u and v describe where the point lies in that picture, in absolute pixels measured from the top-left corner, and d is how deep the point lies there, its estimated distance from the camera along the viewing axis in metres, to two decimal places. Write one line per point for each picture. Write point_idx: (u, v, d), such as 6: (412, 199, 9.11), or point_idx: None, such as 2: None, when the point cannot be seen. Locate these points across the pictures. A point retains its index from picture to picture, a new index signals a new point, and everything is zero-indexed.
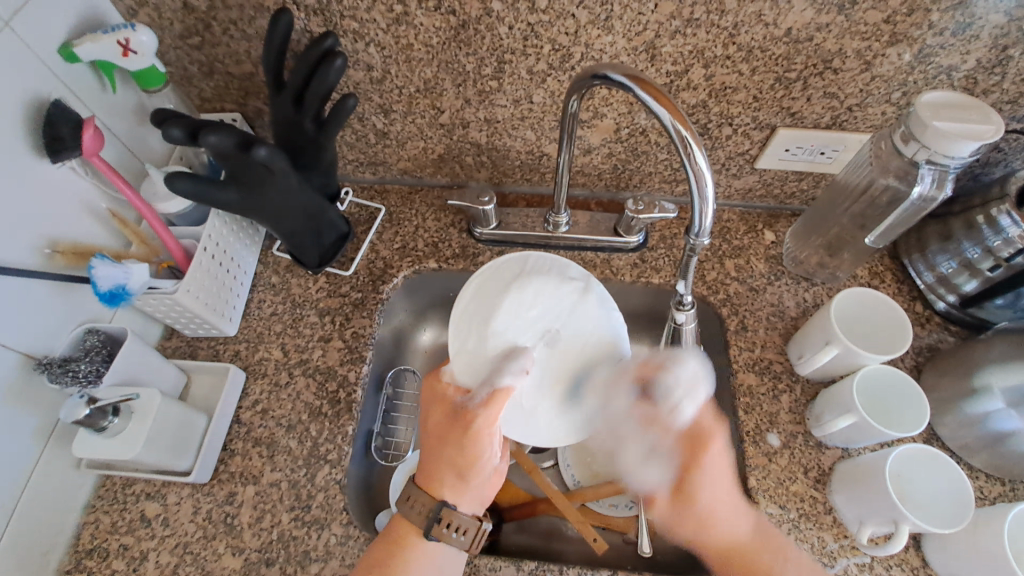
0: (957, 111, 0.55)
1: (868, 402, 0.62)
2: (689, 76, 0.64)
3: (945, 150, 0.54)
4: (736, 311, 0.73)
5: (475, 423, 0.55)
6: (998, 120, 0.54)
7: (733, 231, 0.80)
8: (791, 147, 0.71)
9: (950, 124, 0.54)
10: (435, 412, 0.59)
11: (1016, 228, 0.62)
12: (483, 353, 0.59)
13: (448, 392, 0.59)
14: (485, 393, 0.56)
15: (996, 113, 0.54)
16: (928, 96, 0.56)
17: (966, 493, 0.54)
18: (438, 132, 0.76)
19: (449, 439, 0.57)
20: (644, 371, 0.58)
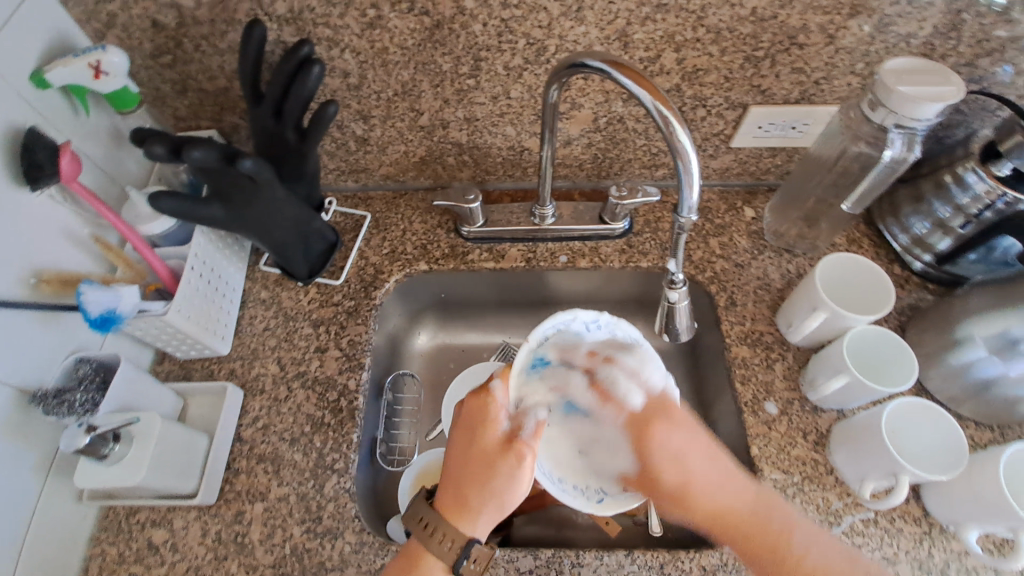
0: (919, 75, 0.57)
1: (858, 363, 0.64)
2: (662, 61, 0.66)
3: (911, 113, 0.56)
4: (725, 287, 0.75)
5: (528, 455, 0.58)
6: (959, 81, 0.56)
7: (714, 210, 0.82)
8: (763, 124, 0.73)
9: (912, 87, 0.55)
10: (483, 438, 0.59)
11: (981, 183, 0.64)
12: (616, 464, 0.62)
13: (494, 417, 0.59)
14: (534, 424, 0.59)
15: (956, 74, 0.56)
16: (892, 63, 0.58)
17: (957, 435, 0.57)
18: (419, 135, 0.77)
19: (497, 462, 0.57)
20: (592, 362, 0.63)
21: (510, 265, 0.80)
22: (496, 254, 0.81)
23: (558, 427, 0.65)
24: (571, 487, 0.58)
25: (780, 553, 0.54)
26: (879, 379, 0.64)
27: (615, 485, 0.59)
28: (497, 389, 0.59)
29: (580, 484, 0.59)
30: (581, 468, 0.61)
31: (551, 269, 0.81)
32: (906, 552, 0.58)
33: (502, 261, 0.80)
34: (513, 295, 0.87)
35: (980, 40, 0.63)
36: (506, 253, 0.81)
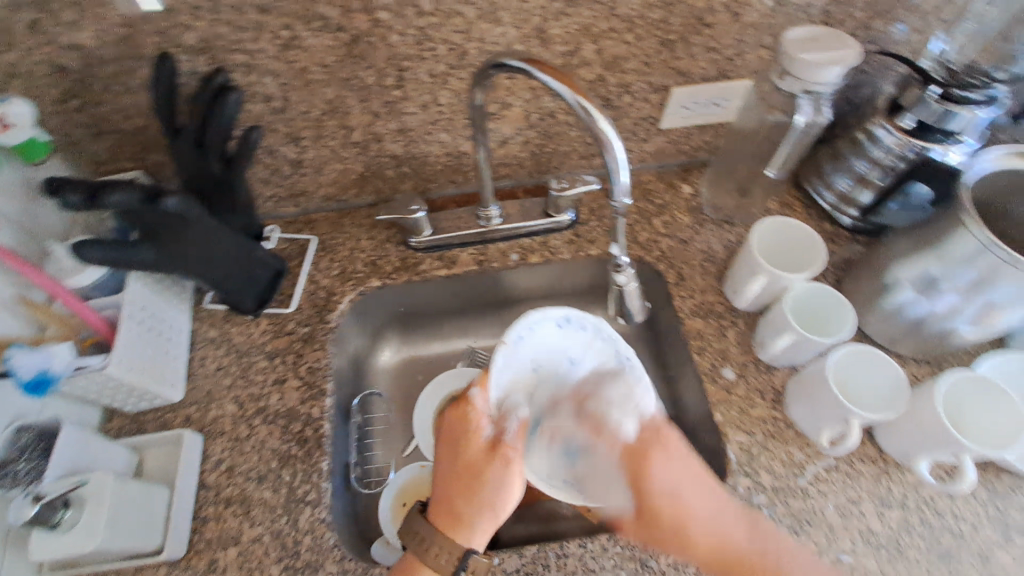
0: (819, 42, 0.59)
1: (802, 319, 0.67)
2: (581, 53, 0.67)
3: (816, 79, 0.59)
4: (672, 264, 0.78)
5: (514, 456, 0.60)
6: (853, 44, 0.59)
7: (653, 191, 0.85)
8: (686, 103, 0.76)
9: (814, 53, 0.58)
10: (467, 448, 0.60)
11: (892, 137, 0.69)
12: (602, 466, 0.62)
13: (476, 425, 0.61)
14: (515, 425, 0.61)
15: (851, 37, 0.60)
16: (791, 33, 0.60)
17: (898, 373, 0.59)
18: (354, 151, 0.76)
19: (484, 470, 0.59)
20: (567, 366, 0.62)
21: (463, 270, 0.80)
22: (447, 261, 0.81)
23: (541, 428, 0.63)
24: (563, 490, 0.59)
25: None
26: (823, 331, 0.67)
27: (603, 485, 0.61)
28: (476, 397, 0.60)
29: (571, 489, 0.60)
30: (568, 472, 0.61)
31: (505, 269, 0.81)
32: (868, 490, 0.61)
33: (454, 267, 0.80)
34: (472, 300, 0.88)
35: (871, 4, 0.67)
36: (457, 258, 0.81)
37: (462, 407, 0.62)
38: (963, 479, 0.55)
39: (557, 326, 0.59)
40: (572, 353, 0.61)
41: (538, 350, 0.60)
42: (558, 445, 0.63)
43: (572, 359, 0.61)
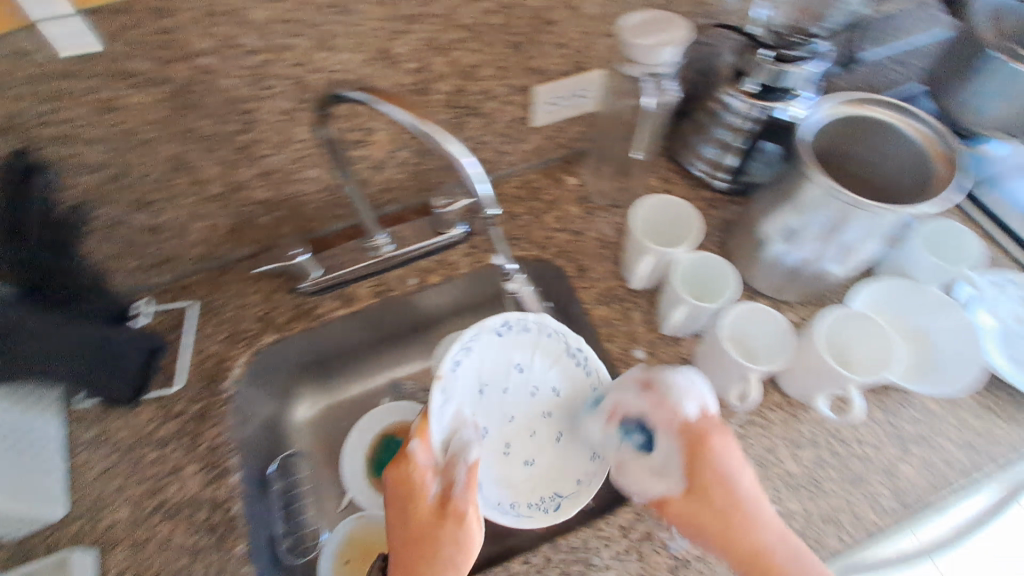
0: (651, 26, 0.62)
1: (691, 287, 0.69)
2: (432, 67, 0.66)
3: (654, 61, 0.61)
4: (569, 258, 0.78)
5: (464, 505, 0.57)
6: (685, 24, 0.62)
7: (540, 188, 0.86)
8: (551, 99, 0.77)
9: (648, 37, 0.60)
10: (416, 507, 0.57)
11: (740, 104, 0.73)
12: (562, 466, 0.67)
13: (421, 480, 0.58)
14: (462, 471, 0.59)
15: (680, 18, 0.62)
16: (626, 18, 0.62)
17: (777, 319, 0.64)
18: (217, 205, 0.71)
19: (438, 531, 0.55)
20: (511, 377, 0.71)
21: (365, 304, 0.77)
22: (346, 299, 0.77)
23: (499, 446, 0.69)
24: (526, 507, 0.64)
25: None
26: (710, 296, 0.69)
27: (567, 485, 0.65)
28: (417, 450, 0.59)
29: (531, 500, 0.64)
30: (530, 480, 0.67)
31: (408, 295, 0.79)
32: (781, 436, 0.64)
33: (355, 304, 0.77)
34: (386, 335, 0.86)
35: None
36: (356, 294, 0.77)
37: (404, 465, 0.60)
38: (852, 411, 0.60)
39: (496, 335, 0.68)
40: (520, 360, 0.70)
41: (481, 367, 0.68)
42: (519, 457, 0.69)
43: (520, 364, 0.70)
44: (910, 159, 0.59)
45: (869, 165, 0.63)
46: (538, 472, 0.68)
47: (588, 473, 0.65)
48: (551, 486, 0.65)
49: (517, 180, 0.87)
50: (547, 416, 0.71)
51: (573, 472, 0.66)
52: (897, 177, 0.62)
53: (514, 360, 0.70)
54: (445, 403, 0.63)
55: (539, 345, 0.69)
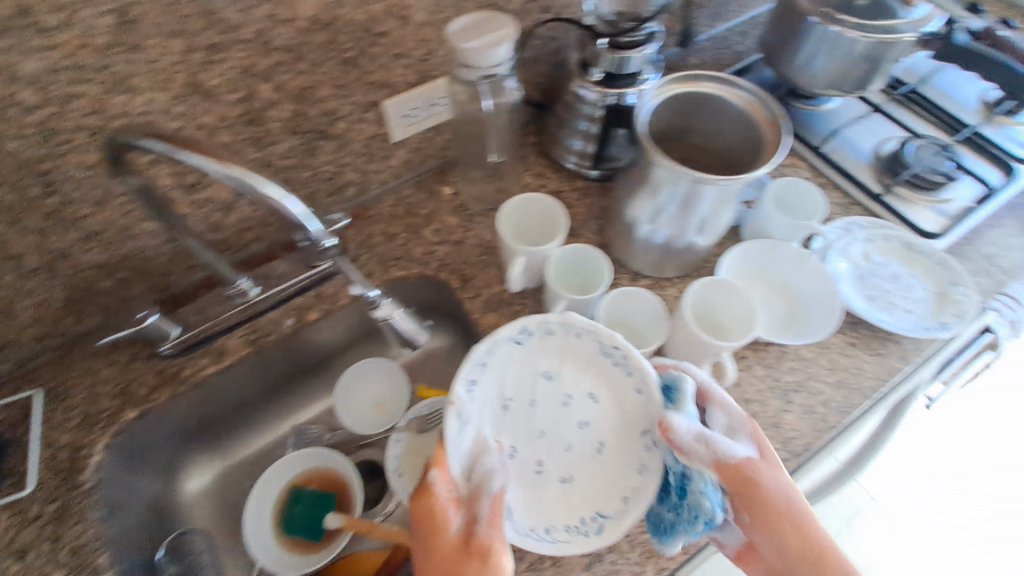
0: (479, 28, 0.59)
1: (568, 282, 0.68)
2: (259, 96, 0.62)
3: (490, 61, 0.59)
4: (453, 270, 0.77)
5: (491, 541, 0.51)
6: (510, 20, 0.60)
7: (417, 203, 0.83)
8: (405, 111, 0.74)
9: (474, 40, 0.58)
10: (438, 545, 0.52)
11: (593, 94, 0.74)
12: (612, 482, 0.56)
13: (445, 514, 0.53)
14: (487, 506, 0.53)
15: (507, 16, 0.61)
16: (452, 25, 0.59)
17: (652, 300, 0.67)
18: (42, 279, 0.64)
19: (461, 574, 0.50)
20: (530, 387, 0.59)
21: (238, 356, 0.71)
22: (216, 353, 0.71)
23: (534, 466, 0.58)
24: (563, 532, 0.55)
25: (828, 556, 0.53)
26: (587, 288, 0.69)
27: (611, 503, 0.56)
28: (436, 482, 0.53)
29: (570, 522, 0.56)
30: (568, 498, 0.57)
31: (286, 337, 0.73)
32: None
33: (225, 358, 0.71)
34: (279, 382, 0.81)
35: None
36: (227, 346, 0.71)
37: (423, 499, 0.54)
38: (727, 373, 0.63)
39: (513, 343, 0.57)
40: (547, 366, 0.59)
41: (500, 381, 0.58)
42: (554, 474, 0.58)
43: (547, 371, 0.59)
44: (731, 114, 0.63)
45: (704, 129, 0.66)
46: (573, 493, 0.57)
47: (635, 489, 0.55)
48: (593, 505, 0.56)
49: (391, 197, 0.83)
50: (587, 427, 0.58)
51: (617, 489, 0.56)
52: (731, 133, 0.65)
53: (537, 369, 0.59)
54: (459, 430, 0.55)
55: (569, 347, 0.58)
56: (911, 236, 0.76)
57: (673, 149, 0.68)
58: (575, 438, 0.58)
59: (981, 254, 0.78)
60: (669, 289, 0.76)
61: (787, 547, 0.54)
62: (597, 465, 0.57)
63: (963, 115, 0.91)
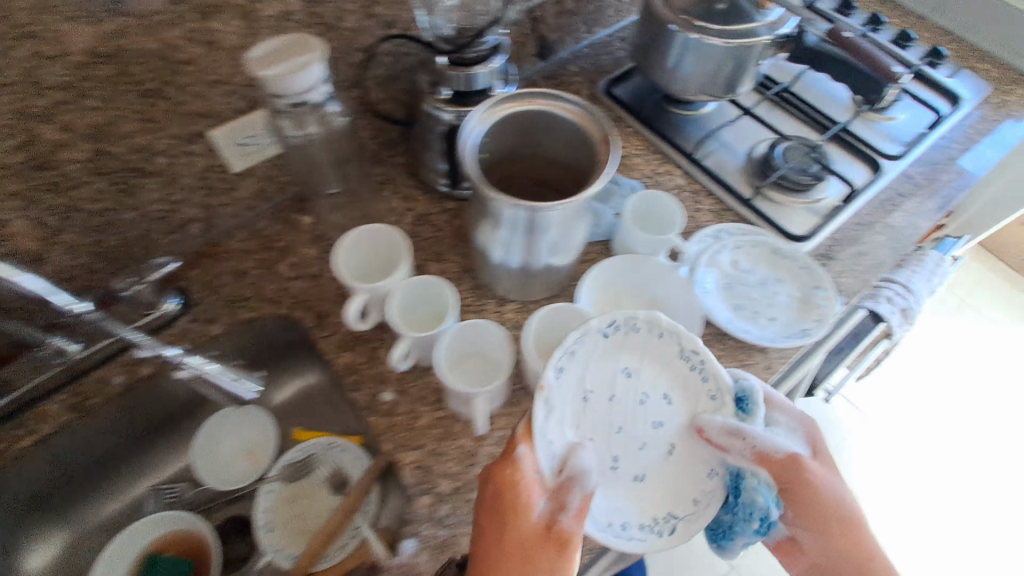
0: (280, 53, 0.54)
1: (418, 316, 0.65)
2: (45, 139, 0.57)
3: (296, 87, 0.54)
4: (308, 307, 0.71)
5: (569, 534, 0.51)
6: (317, 42, 0.55)
7: (274, 235, 0.76)
8: (239, 140, 0.68)
9: (274, 67, 0.53)
10: (519, 526, 0.51)
11: (448, 114, 0.69)
12: (683, 485, 0.56)
13: (528, 498, 0.52)
14: (576, 497, 0.51)
15: (315, 38, 0.55)
16: (251, 52, 0.54)
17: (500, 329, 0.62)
18: None
19: (537, 557, 0.50)
20: (612, 385, 0.57)
21: (61, 422, 0.68)
22: (35, 423, 0.67)
23: (606, 464, 0.57)
24: (636, 529, 0.55)
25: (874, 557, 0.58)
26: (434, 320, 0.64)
27: (682, 504, 0.56)
28: (526, 456, 0.53)
29: (644, 520, 0.55)
30: (640, 495, 0.56)
31: (114, 397, 0.70)
32: None
33: (45, 426, 0.67)
34: (132, 442, 0.76)
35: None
36: (49, 412, 0.68)
37: (506, 480, 0.52)
38: None
39: (599, 336, 0.57)
40: (627, 364, 0.58)
41: (584, 372, 0.57)
42: (629, 471, 0.57)
43: (628, 370, 0.58)
44: (566, 129, 0.60)
45: (544, 142, 0.64)
46: (646, 493, 0.56)
47: (704, 492, 0.56)
48: (664, 505, 0.56)
49: (244, 231, 0.77)
50: (660, 428, 0.57)
51: (687, 491, 0.56)
52: (569, 149, 0.62)
53: (618, 370, 0.58)
54: (545, 417, 0.54)
55: (647, 351, 0.58)
56: (775, 241, 0.76)
57: (512, 160, 0.66)
58: (649, 441, 0.57)
59: (849, 254, 0.78)
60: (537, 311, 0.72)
61: (839, 546, 0.59)
62: (668, 470, 0.57)
63: (833, 114, 0.91)
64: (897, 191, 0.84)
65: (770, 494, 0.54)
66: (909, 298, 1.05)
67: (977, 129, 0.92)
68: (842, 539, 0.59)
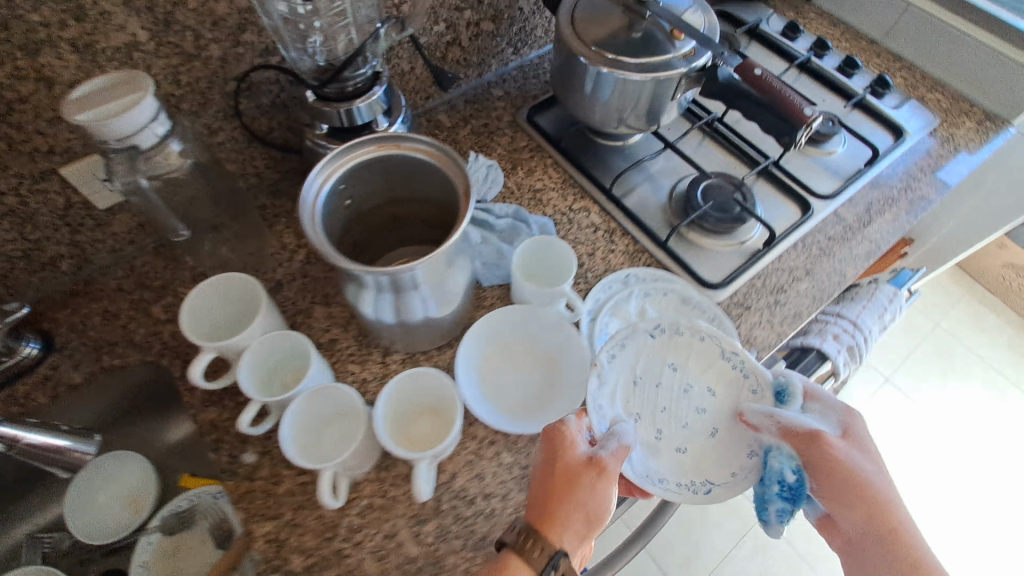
0: (103, 93, 0.48)
1: (279, 374, 0.59)
2: None
3: (120, 132, 0.48)
4: (178, 355, 0.66)
5: (610, 470, 0.56)
6: (147, 79, 0.49)
7: (151, 274, 0.71)
8: (99, 177, 0.63)
9: (92, 110, 0.47)
10: (567, 455, 0.56)
11: (330, 149, 0.64)
12: (720, 458, 0.63)
13: (574, 436, 0.58)
14: (614, 442, 0.57)
15: (143, 77, 0.49)
16: (72, 93, 0.48)
17: (354, 395, 0.57)
18: None
19: (580, 480, 0.55)
20: (661, 368, 0.66)
21: None
22: None
23: (652, 437, 0.64)
24: (675, 485, 0.61)
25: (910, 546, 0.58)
26: (296, 377, 0.59)
27: (720, 473, 0.62)
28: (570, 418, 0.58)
29: (682, 479, 0.62)
30: (683, 462, 0.63)
31: None
32: (403, 514, 0.59)
33: None
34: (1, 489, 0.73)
35: (213, 21, 0.57)
36: None
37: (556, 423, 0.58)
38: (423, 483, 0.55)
39: (649, 336, 0.66)
40: (673, 360, 0.66)
41: (633, 359, 0.66)
42: (671, 443, 0.64)
43: (674, 363, 0.66)
44: (415, 165, 0.55)
45: (404, 184, 0.58)
46: (688, 461, 0.63)
47: (742, 466, 0.62)
48: (703, 473, 0.62)
49: (120, 268, 0.71)
50: (703, 414, 0.65)
51: (726, 463, 0.62)
52: (428, 182, 0.57)
53: (697, 340, 0.66)
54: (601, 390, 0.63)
55: (691, 354, 0.66)
56: (689, 289, 0.71)
57: (377, 205, 0.61)
58: (710, 405, 0.65)
59: (766, 304, 0.73)
60: (424, 363, 0.68)
61: (879, 530, 0.59)
62: (723, 433, 0.64)
63: (766, 147, 0.86)
64: (826, 234, 0.80)
65: (791, 465, 0.59)
66: (857, 334, 1.04)
67: (922, 165, 0.86)
68: (888, 529, 0.59)
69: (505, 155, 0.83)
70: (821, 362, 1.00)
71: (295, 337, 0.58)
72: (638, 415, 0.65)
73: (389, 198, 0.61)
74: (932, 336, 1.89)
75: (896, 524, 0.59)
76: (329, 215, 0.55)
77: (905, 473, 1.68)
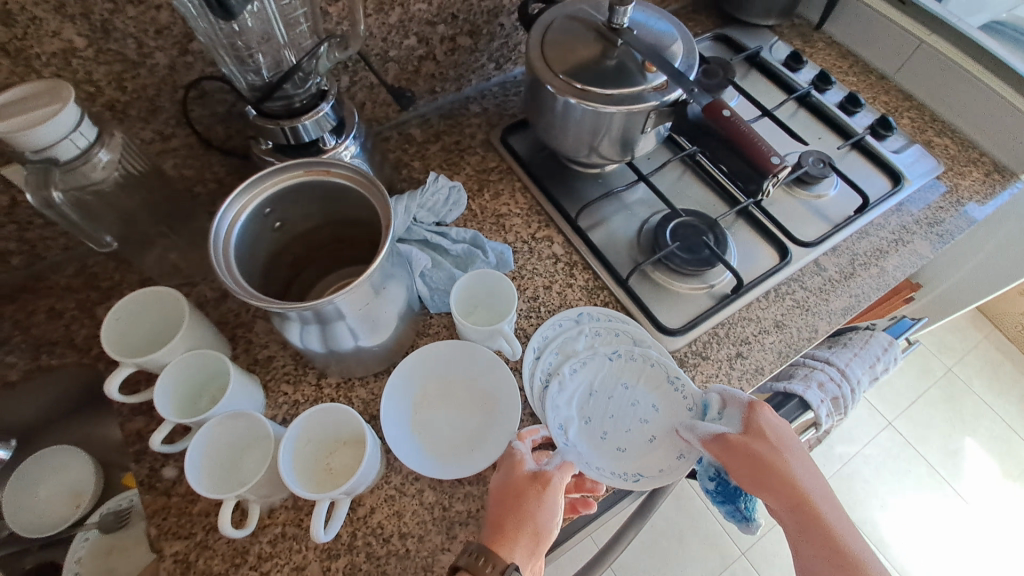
0: (25, 103, 0.48)
1: (202, 393, 0.59)
2: None
3: (35, 143, 0.48)
4: (113, 360, 0.66)
5: (559, 487, 0.57)
6: (69, 92, 0.49)
7: (100, 274, 0.70)
8: None
9: (6, 120, 0.47)
10: (517, 472, 0.57)
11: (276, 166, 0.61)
12: (655, 458, 0.62)
13: (523, 454, 0.58)
14: (558, 462, 0.59)
15: (65, 87, 0.49)
16: None
17: (266, 421, 0.55)
18: None
19: (530, 494, 0.55)
20: (612, 381, 0.65)
21: None
22: None
23: (594, 433, 0.63)
24: (607, 472, 0.61)
25: (829, 536, 0.54)
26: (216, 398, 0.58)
27: (652, 468, 0.61)
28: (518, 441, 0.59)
29: (616, 470, 0.61)
30: (618, 457, 0.62)
31: None
32: (315, 547, 0.58)
33: None
34: None
35: (156, 29, 0.56)
36: None
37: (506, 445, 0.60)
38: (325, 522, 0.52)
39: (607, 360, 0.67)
40: (626, 378, 0.65)
41: (587, 367, 0.66)
42: (612, 442, 0.62)
43: (627, 382, 0.65)
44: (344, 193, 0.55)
45: (339, 207, 0.58)
46: (624, 457, 0.62)
47: (672, 466, 0.61)
48: (636, 466, 0.61)
49: (70, 266, 0.71)
50: (646, 424, 0.63)
51: (659, 460, 0.61)
52: (361, 207, 0.56)
53: (650, 360, 0.66)
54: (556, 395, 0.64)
55: (642, 372, 0.65)
56: (642, 332, 0.67)
57: (316, 226, 0.60)
58: (655, 415, 0.63)
59: (725, 355, 0.69)
60: (358, 389, 0.65)
61: (797, 522, 0.55)
62: (664, 440, 0.62)
63: None
64: (803, 284, 0.75)
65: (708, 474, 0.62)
66: (846, 384, 0.80)
67: (918, 217, 0.80)
68: (816, 531, 0.54)
69: (473, 176, 0.81)
70: (803, 414, 0.77)
71: (215, 357, 0.57)
72: (586, 414, 0.64)
73: (329, 221, 0.60)
74: (942, 383, 1.79)
75: (815, 514, 0.55)
76: (254, 234, 0.55)
77: (898, 525, 1.59)
